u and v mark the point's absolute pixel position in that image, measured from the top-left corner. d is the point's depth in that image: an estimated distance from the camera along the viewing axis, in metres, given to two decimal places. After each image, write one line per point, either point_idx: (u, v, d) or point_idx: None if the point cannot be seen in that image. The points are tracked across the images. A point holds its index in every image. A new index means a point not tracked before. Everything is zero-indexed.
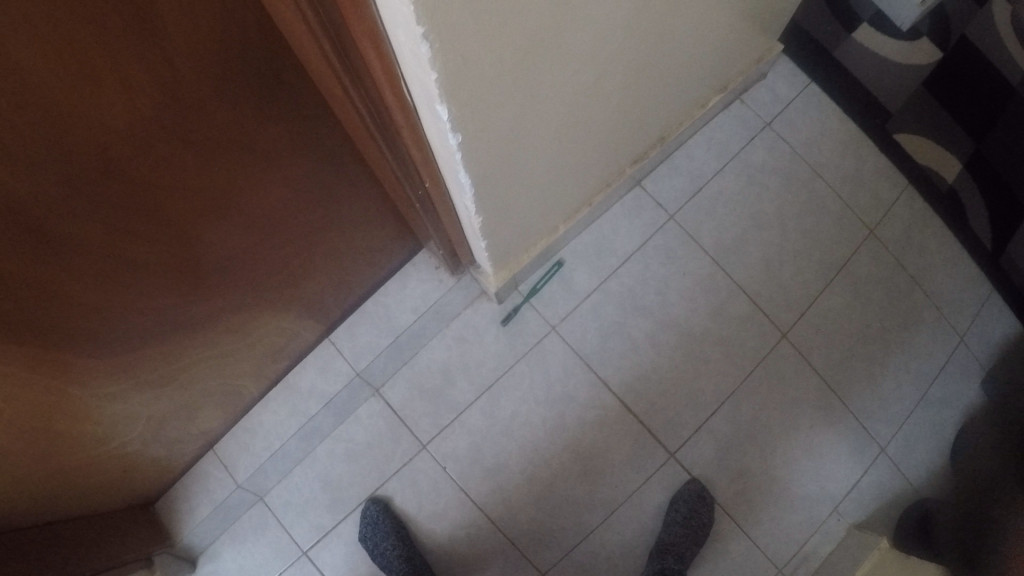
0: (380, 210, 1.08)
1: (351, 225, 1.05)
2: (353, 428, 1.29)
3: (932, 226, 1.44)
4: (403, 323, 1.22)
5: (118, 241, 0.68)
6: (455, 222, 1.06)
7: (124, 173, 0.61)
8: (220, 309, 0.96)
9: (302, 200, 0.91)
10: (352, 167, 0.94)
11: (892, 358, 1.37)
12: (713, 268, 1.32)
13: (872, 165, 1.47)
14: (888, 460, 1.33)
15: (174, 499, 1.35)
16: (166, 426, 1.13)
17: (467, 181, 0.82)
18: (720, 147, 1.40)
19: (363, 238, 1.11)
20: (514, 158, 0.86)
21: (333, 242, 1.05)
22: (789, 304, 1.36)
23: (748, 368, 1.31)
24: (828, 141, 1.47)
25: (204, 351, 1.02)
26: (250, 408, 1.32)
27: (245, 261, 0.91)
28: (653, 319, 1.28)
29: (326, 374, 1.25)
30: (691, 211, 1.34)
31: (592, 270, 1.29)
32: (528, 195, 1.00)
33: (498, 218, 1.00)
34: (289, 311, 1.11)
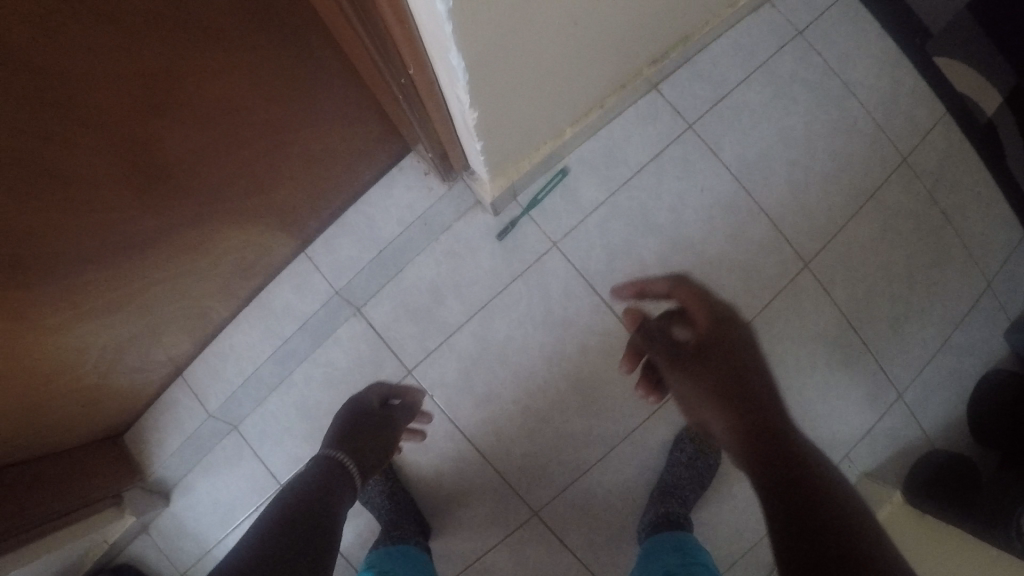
0: (360, 110, 0.94)
1: (327, 129, 0.92)
2: (333, 351, 1.19)
3: (968, 160, 1.34)
4: (387, 238, 1.10)
5: (41, 147, 0.57)
6: (448, 128, 0.92)
7: (26, 55, 0.48)
8: (181, 224, 0.85)
9: (266, 93, 0.77)
10: (325, 54, 0.79)
11: (913, 298, 1.30)
12: (733, 185, 1.19)
13: (910, 86, 1.33)
14: (904, 409, 1.30)
15: (142, 430, 1.26)
16: (125, 353, 1.02)
17: (462, 77, 0.65)
18: (746, 54, 1.27)
19: (340, 142, 0.97)
20: (521, 53, 0.69)
21: (305, 147, 0.92)
22: (814, 232, 1.24)
23: (766, 298, 1.20)
24: (865, 54, 1.32)
25: (165, 272, 0.91)
26: (220, 331, 1.22)
27: (202, 165, 0.79)
28: (666, 241, 1.16)
29: (303, 293, 1.14)
30: (711, 121, 1.21)
31: (600, 182, 1.16)
32: (534, 96, 0.85)
33: (497, 124, 0.85)
34: (257, 224, 0.99)
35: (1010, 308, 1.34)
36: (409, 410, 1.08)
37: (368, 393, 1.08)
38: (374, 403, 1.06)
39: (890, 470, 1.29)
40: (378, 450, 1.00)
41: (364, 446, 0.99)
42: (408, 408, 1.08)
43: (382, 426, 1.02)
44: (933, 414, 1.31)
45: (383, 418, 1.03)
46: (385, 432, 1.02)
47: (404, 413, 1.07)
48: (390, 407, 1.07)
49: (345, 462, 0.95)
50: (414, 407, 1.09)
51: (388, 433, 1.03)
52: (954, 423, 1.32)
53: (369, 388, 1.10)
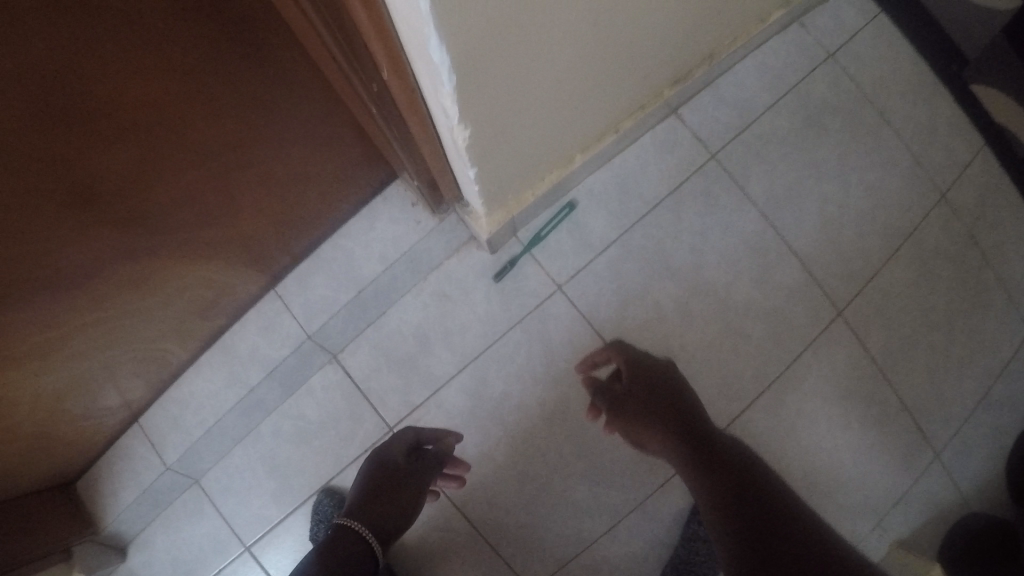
0: (334, 125, 0.81)
1: (301, 153, 0.81)
2: (303, 402, 1.05)
3: (1008, 197, 1.20)
4: (367, 276, 0.96)
5: None
6: (437, 150, 0.76)
7: None
8: (126, 260, 0.73)
9: (214, 102, 0.63)
10: (287, 56, 0.65)
11: (953, 346, 1.14)
12: (759, 224, 1.06)
13: (947, 116, 1.21)
14: (943, 470, 1.13)
15: (97, 478, 1.11)
16: (64, 401, 0.89)
17: (448, 81, 0.51)
18: (773, 78, 1.15)
19: (311, 161, 0.84)
20: (523, 52, 0.55)
21: (269, 167, 0.78)
22: (847, 276, 1.11)
23: (797, 350, 1.05)
24: (899, 80, 1.20)
25: (108, 313, 0.79)
26: (179, 376, 1.08)
27: (136, 188, 0.65)
28: (683, 283, 1.03)
29: (270, 335, 1.01)
30: (735, 151, 1.09)
31: (611, 217, 1.03)
32: (540, 109, 0.69)
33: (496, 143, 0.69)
34: (213, 256, 0.85)
35: None
36: (434, 464, 0.94)
37: (395, 440, 0.95)
38: (399, 456, 0.93)
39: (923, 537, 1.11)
40: (393, 517, 0.89)
41: (379, 514, 0.89)
42: (438, 459, 0.94)
43: (399, 488, 0.91)
44: (971, 474, 1.14)
45: (405, 479, 0.91)
46: (404, 496, 0.90)
47: (431, 467, 0.94)
48: (416, 460, 0.93)
49: (360, 536, 0.86)
50: (440, 461, 0.95)
51: (409, 493, 0.91)
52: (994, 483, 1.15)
53: (399, 432, 0.96)
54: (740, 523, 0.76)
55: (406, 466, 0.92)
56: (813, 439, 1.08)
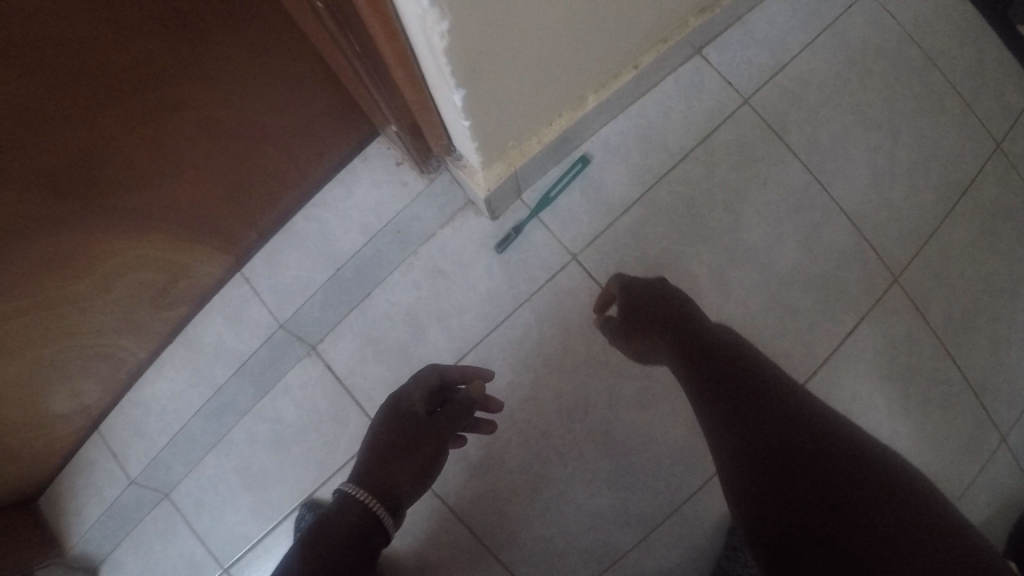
0: (288, 57, 0.65)
1: (256, 101, 0.67)
2: (280, 403, 0.90)
3: None
4: (347, 251, 0.83)
5: None
6: (422, 94, 0.60)
7: None
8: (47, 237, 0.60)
9: (116, 14, 0.48)
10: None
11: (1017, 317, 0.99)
12: (804, 177, 0.91)
13: (995, 57, 1.05)
14: (1009, 455, 0.97)
15: (59, 494, 0.97)
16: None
17: None
18: (809, 11, 0.99)
19: (265, 106, 0.68)
20: None
21: (209, 110, 0.63)
22: (903, 236, 0.95)
23: (851, 323, 0.90)
24: (945, 14, 1.04)
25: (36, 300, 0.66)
26: (138, 377, 0.94)
27: (31, 134, 0.50)
28: (718, 249, 0.88)
29: (237, 326, 0.88)
30: (770, 95, 0.94)
31: (632, 173, 0.88)
32: (550, 26, 0.52)
33: (493, 72, 0.52)
34: (150, 225, 0.70)
35: None
36: (463, 413, 0.74)
37: (415, 385, 0.76)
38: (418, 404, 0.74)
39: (990, 531, 0.96)
40: (408, 477, 0.69)
41: (389, 475, 0.69)
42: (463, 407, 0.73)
43: (416, 443, 0.70)
44: None
45: (417, 435, 0.71)
46: (423, 451, 0.70)
47: (460, 416, 0.73)
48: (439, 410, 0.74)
49: (365, 504, 0.66)
50: (469, 410, 0.74)
51: (427, 450, 0.70)
52: None
53: (420, 375, 0.77)
54: (742, 412, 0.57)
55: (427, 417, 0.73)
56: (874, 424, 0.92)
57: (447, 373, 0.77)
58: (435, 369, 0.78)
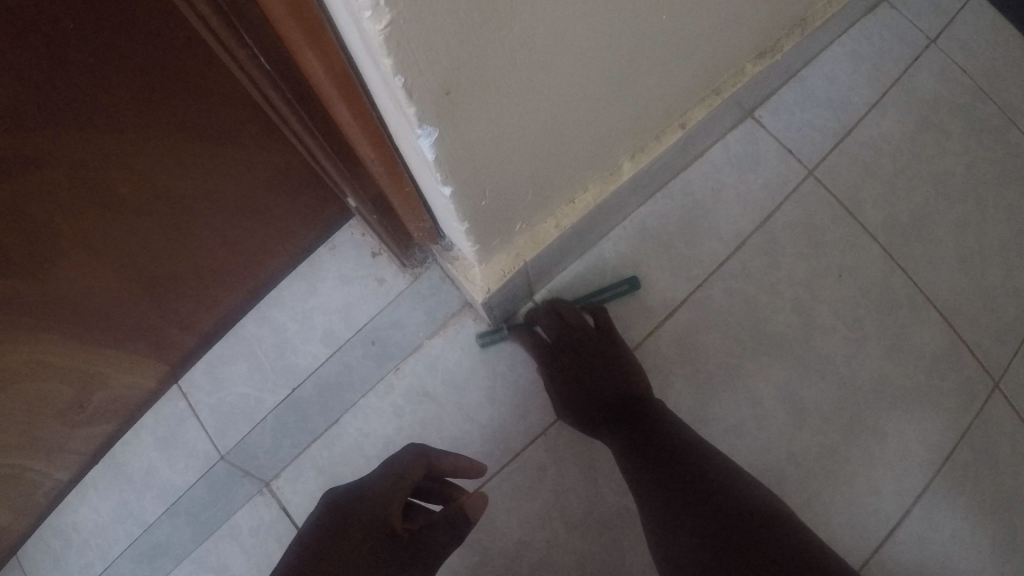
0: (216, 104, 0.48)
1: (190, 177, 0.52)
2: (225, 549, 0.69)
3: None
4: (307, 366, 0.67)
5: None
6: (382, 144, 0.42)
7: None
8: None
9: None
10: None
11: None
12: (884, 265, 0.74)
13: None
14: None
15: None
16: None
17: None
18: (872, 67, 0.84)
19: (186, 167, 0.51)
20: None
21: (126, 190, 0.48)
22: (1002, 332, 0.75)
23: (952, 447, 0.71)
24: None
25: None
26: (57, 504, 0.75)
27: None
28: (782, 357, 0.70)
29: (173, 453, 0.69)
30: (839, 165, 0.77)
31: (671, 265, 0.71)
32: (565, 33, 0.35)
33: (481, 98, 0.34)
34: (22, 325, 0.52)
35: None
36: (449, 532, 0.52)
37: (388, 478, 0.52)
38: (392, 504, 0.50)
39: None
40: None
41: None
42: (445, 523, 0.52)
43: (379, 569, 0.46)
44: None
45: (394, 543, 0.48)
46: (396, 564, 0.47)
47: (446, 544, 0.51)
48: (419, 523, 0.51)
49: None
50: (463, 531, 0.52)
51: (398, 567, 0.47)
52: None
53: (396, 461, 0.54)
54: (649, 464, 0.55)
55: (407, 536, 0.49)
56: None
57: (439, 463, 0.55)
58: (420, 453, 0.55)
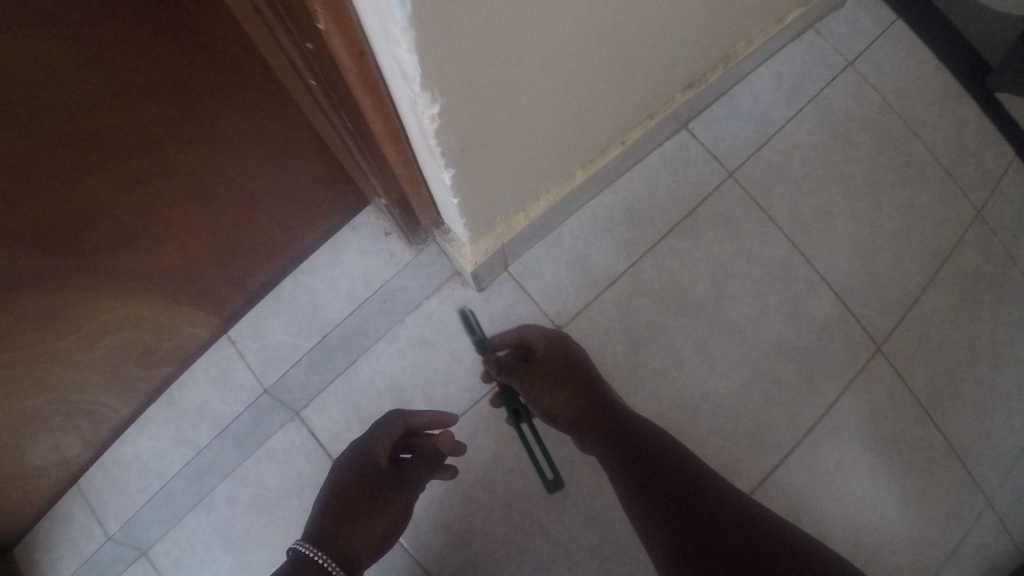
0: (282, 123, 0.66)
1: (260, 176, 0.70)
2: (262, 465, 0.88)
3: None
4: (334, 318, 0.86)
5: None
6: (413, 172, 0.60)
7: None
8: (44, 288, 0.60)
9: (109, 79, 0.47)
10: (210, 27, 0.50)
11: (1003, 382, 0.99)
12: (787, 250, 0.93)
13: (976, 126, 1.07)
14: (998, 521, 0.95)
15: (33, 546, 0.93)
16: None
17: (415, 67, 0.37)
18: (792, 87, 1.02)
19: (256, 169, 0.69)
20: (513, 37, 0.41)
21: (216, 186, 0.66)
22: (884, 305, 0.95)
23: (834, 393, 0.91)
24: (926, 88, 1.07)
25: (19, 354, 0.65)
26: (117, 434, 0.92)
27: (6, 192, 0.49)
28: (703, 320, 0.89)
29: (223, 388, 0.88)
30: (757, 169, 0.96)
31: (618, 245, 0.90)
32: (539, 107, 0.53)
33: (484, 150, 0.52)
34: (131, 285, 0.70)
35: None
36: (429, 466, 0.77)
37: (376, 435, 0.74)
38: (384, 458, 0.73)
39: None
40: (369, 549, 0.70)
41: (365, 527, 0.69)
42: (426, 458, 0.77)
43: (381, 510, 0.71)
44: None
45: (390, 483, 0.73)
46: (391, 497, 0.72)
47: (424, 470, 0.76)
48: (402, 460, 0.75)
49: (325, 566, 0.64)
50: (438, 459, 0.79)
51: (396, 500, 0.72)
52: None
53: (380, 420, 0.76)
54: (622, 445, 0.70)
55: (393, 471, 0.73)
56: (867, 493, 0.91)
57: (415, 419, 0.75)
58: (399, 414, 0.76)
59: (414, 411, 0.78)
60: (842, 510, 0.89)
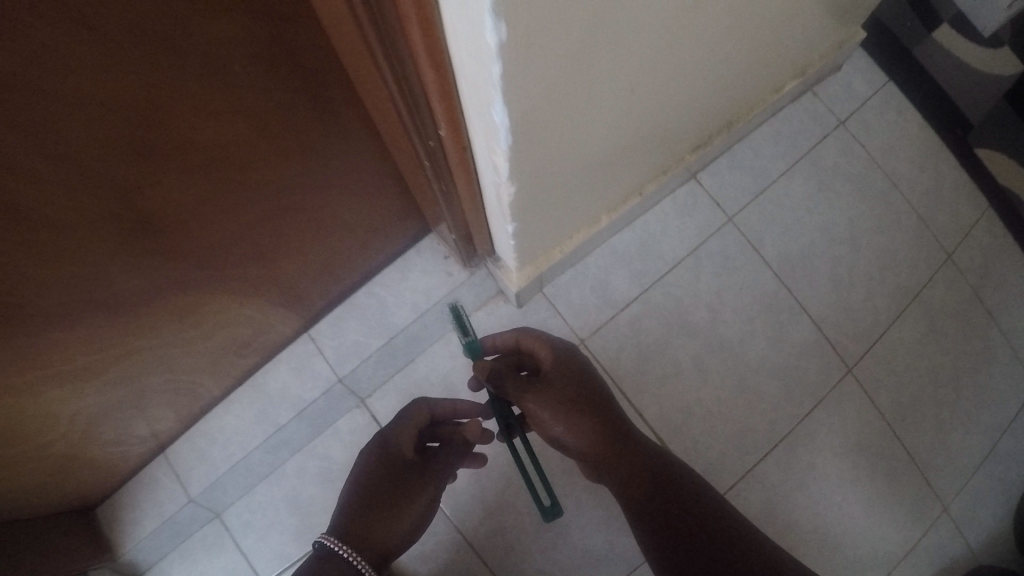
0: (378, 175, 0.86)
1: (354, 215, 0.90)
2: (330, 443, 1.08)
3: (1012, 256, 1.23)
4: (400, 324, 1.04)
5: (33, 202, 0.51)
6: (480, 218, 0.81)
7: (25, 115, 0.44)
8: (185, 290, 0.78)
9: (276, 147, 0.67)
10: (346, 113, 0.71)
11: (961, 403, 1.16)
12: (774, 284, 1.11)
13: (953, 181, 1.24)
14: (950, 522, 1.12)
15: (121, 505, 1.11)
16: (97, 425, 0.90)
17: (507, 153, 0.57)
18: (789, 143, 1.20)
19: (351, 209, 0.88)
20: (564, 134, 0.62)
21: (318, 220, 0.85)
22: (857, 333, 1.13)
23: (808, 406, 1.09)
24: (908, 146, 1.25)
25: (158, 339, 0.83)
26: (207, 411, 1.10)
27: (184, 221, 0.67)
28: (701, 341, 1.08)
29: (302, 377, 1.07)
30: (753, 215, 1.14)
31: (633, 275, 1.08)
32: (576, 174, 0.75)
33: (536, 203, 0.74)
34: (247, 293, 0.88)
35: None
36: (456, 455, 0.95)
37: (401, 430, 0.90)
38: (408, 452, 0.89)
39: None
40: (400, 532, 0.86)
41: (394, 512, 0.85)
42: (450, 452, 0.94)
43: (409, 496, 0.87)
44: (981, 527, 1.13)
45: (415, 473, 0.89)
46: (418, 485, 0.88)
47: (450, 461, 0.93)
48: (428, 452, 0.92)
49: (349, 557, 0.79)
50: (465, 448, 0.95)
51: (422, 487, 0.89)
52: (1003, 536, 1.14)
53: (405, 414, 0.92)
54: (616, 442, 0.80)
55: (418, 462, 0.90)
56: (833, 493, 1.08)
57: (437, 409, 0.92)
58: (421, 406, 0.92)
59: (437, 403, 0.94)
60: (810, 505, 1.07)
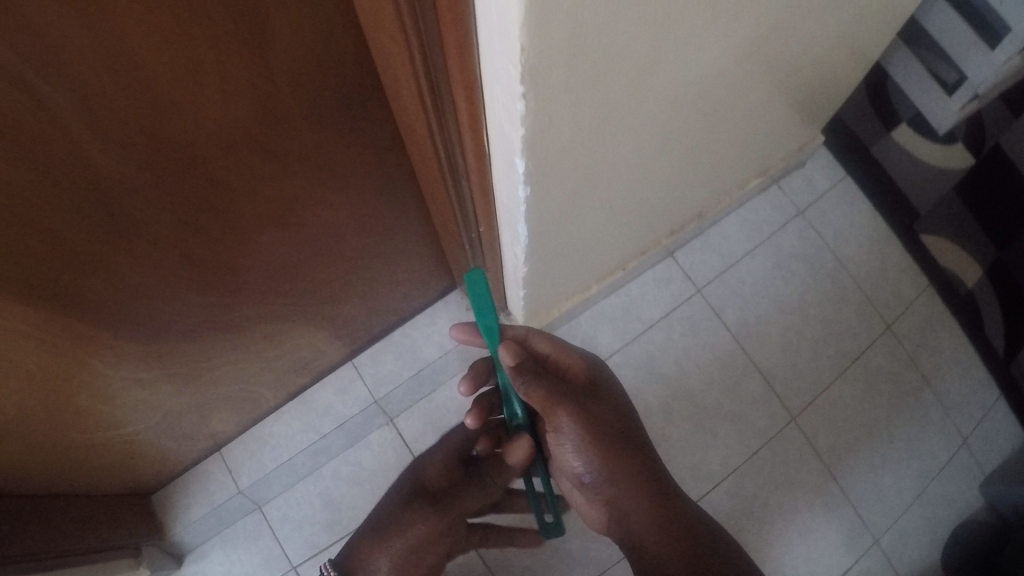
0: (423, 244, 1.10)
1: (400, 272, 1.14)
2: (360, 452, 1.35)
3: (947, 328, 1.44)
4: (427, 358, 1.32)
5: (187, 244, 0.71)
6: (499, 278, 1.08)
7: (209, 191, 0.65)
8: (264, 318, 1.00)
9: (356, 217, 0.89)
10: (409, 205, 0.96)
11: (892, 450, 1.37)
12: (732, 344, 1.38)
13: (896, 263, 1.47)
14: (880, 552, 1.32)
15: (174, 493, 1.33)
16: (179, 421, 1.13)
17: (525, 235, 0.84)
18: (753, 228, 1.45)
19: (398, 267, 1.12)
20: (564, 229, 0.90)
21: (373, 271, 1.07)
22: (801, 387, 1.38)
23: (754, 446, 1.34)
24: (858, 232, 1.49)
25: (239, 356, 1.05)
26: (262, 419, 1.34)
27: (277, 264, 0.88)
28: (668, 388, 1.35)
29: (344, 397, 1.32)
30: (716, 288, 1.41)
31: (617, 333, 1.37)
32: (574, 253, 1.03)
33: (542, 273, 1.01)
34: (311, 325, 1.11)
35: (987, 466, 1.37)
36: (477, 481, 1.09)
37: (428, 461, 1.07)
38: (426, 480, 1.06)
39: None
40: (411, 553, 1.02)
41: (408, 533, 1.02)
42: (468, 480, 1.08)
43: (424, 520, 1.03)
44: (910, 559, 1.32)
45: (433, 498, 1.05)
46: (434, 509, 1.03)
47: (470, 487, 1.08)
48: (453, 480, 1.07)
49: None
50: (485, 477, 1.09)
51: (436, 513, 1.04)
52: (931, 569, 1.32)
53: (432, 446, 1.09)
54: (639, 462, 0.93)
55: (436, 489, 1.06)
56: (771, 519, 1.32)
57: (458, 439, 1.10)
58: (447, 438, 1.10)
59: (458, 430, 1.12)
60: (751, 526, 1.31)
